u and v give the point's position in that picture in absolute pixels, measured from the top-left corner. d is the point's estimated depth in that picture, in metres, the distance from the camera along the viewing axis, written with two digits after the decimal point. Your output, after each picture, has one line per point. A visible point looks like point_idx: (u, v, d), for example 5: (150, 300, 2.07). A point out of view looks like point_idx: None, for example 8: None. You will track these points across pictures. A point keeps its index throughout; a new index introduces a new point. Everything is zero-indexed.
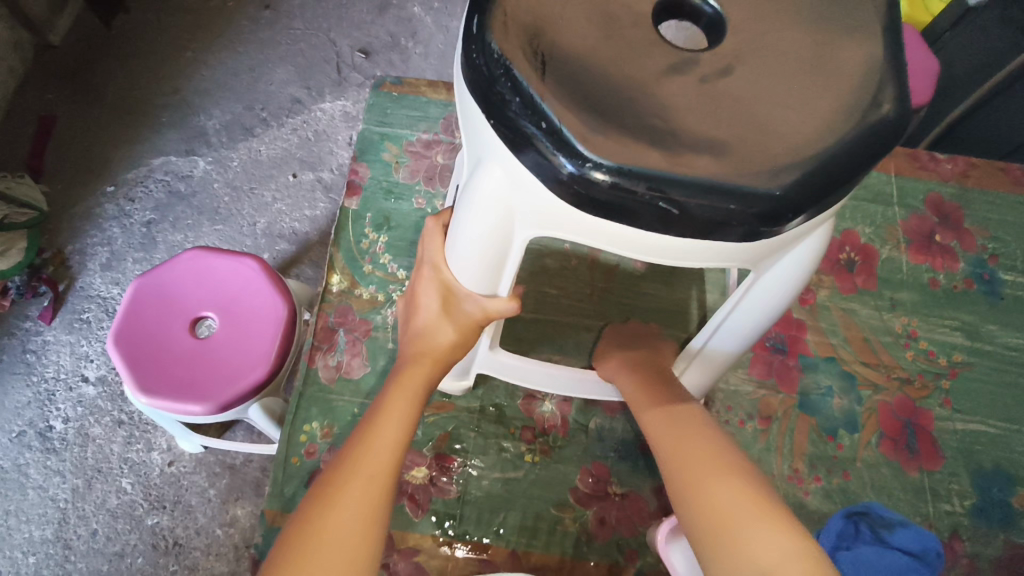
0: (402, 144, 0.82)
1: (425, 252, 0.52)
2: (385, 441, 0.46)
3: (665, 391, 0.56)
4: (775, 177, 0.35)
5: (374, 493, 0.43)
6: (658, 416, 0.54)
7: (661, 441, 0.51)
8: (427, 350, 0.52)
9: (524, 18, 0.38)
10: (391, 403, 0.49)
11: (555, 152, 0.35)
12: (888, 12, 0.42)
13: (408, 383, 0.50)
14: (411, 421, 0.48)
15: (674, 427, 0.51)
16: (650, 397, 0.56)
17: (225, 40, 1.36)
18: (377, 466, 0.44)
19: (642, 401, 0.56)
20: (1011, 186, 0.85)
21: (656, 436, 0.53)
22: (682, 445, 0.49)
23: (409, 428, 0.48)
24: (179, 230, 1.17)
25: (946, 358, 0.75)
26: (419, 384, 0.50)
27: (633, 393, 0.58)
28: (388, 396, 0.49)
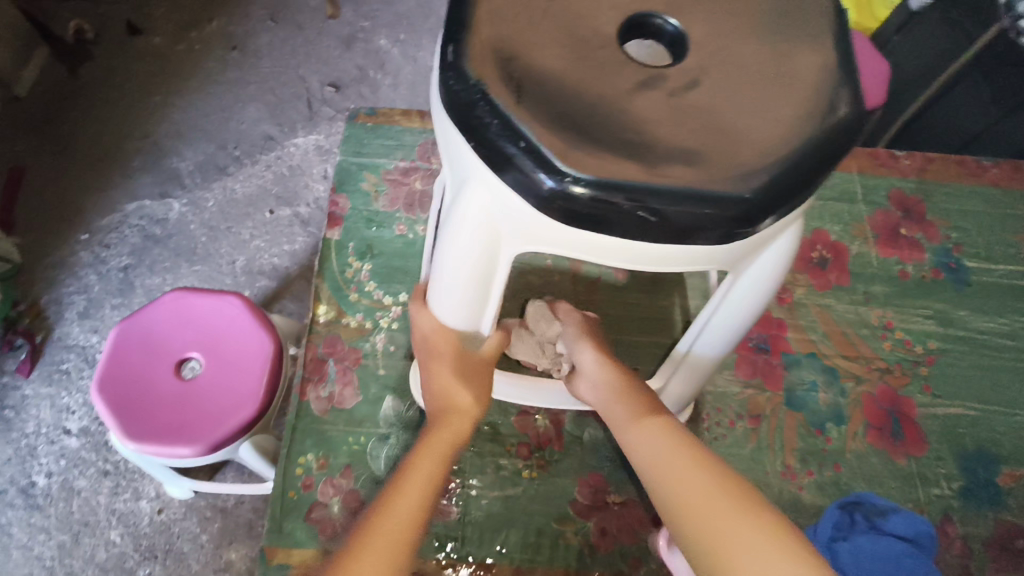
0: (380, 173, 0.83)
1: (421, 325, 0.55)
2: (401, 501, 0.46)
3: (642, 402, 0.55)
4: (745, 180, 0.37)
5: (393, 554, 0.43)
6: (645, 431, 0.51)
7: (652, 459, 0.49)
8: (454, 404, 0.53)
9: (496, 45, 0.40)
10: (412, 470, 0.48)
11: (535, 170, 0.36)
12: (836, 21, 0.45)
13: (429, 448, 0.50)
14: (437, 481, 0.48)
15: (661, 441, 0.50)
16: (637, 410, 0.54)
17: (194, 82, 1.37)
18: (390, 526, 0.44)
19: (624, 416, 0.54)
20: (967, 177, 0.89)
21: (644, 450, 0.50)
22: (677, 463, 0.47)
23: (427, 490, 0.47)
24: (157, 273, 1.16)
25: (922, 346, 0.77)
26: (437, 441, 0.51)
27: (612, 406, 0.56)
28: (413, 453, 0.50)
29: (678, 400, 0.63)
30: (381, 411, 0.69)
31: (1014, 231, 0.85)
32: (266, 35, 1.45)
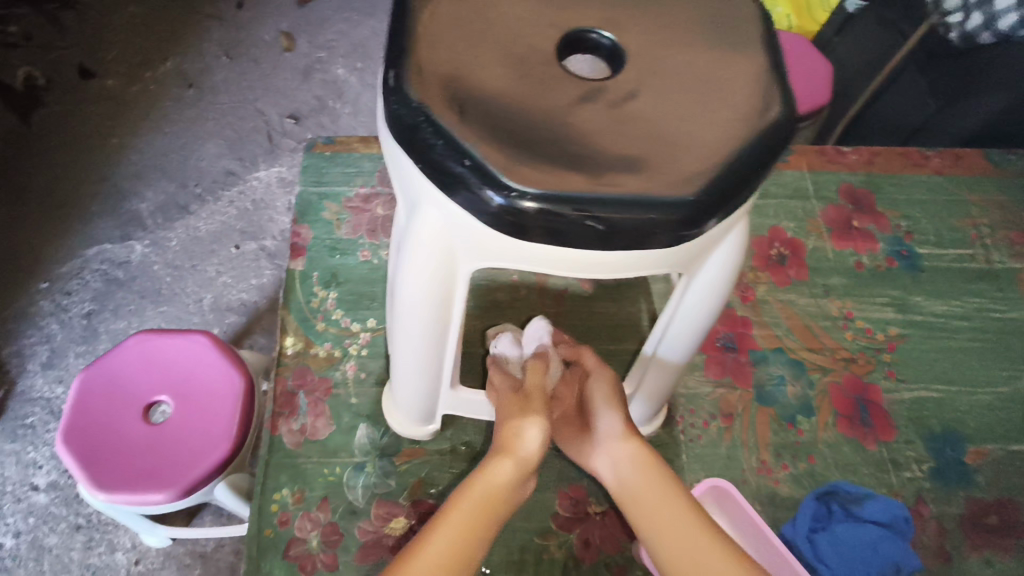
0: (341, 201, 0.83)
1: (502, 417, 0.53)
2: None
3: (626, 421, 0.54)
4: (687, 183, 0.38)
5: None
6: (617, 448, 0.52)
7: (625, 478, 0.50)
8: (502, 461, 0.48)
9: (437, 68, 0.40)
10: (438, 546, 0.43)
11: (483, 187, 0.37)
12: (764, 27, 0.46)
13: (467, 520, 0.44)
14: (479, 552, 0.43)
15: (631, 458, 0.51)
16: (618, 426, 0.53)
17: (151, 122, 1.36)
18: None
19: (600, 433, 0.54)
20: (912, 167, 0.92)
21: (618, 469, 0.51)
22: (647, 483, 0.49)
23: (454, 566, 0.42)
24: (122, 317, 1.14)
25: (883, 333, 0.79)
26: (478, 501, 0.45)
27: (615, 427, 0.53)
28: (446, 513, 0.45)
29: (651, 403, 0.64)
30: (355, 440, 0.68)
31: (960, 216, 0.89)
32: (221, 71, 1.44)
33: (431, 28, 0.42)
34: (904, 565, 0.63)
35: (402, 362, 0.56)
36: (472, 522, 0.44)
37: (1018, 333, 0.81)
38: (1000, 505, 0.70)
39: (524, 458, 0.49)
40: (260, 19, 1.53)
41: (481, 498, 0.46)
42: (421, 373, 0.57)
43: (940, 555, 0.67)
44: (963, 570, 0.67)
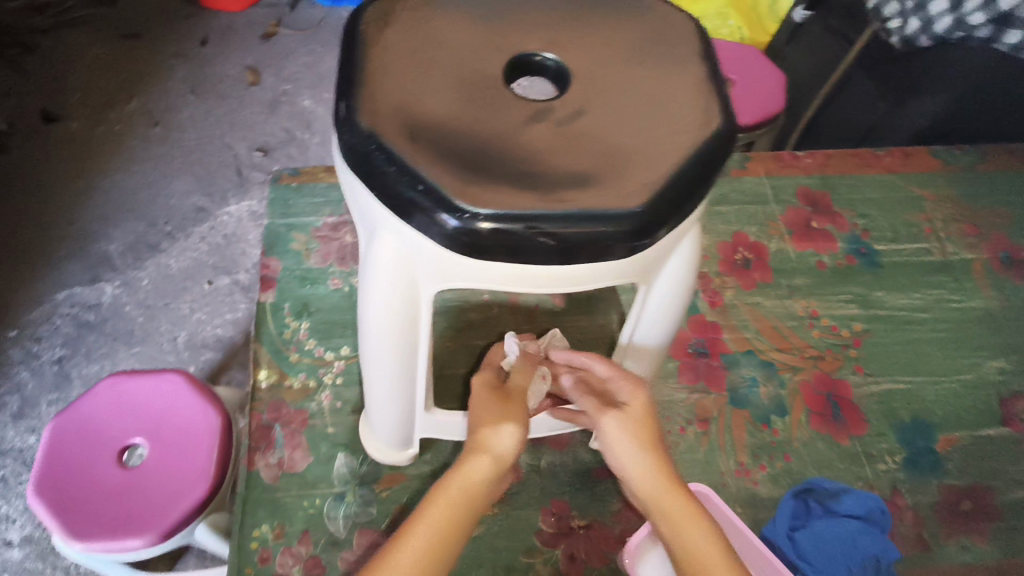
0: (309, 231, 0.84)
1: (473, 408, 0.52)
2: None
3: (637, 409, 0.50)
4: (636, 195, 0.39)
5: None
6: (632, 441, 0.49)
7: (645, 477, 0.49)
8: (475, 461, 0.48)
9: (388, 97, 0.41)
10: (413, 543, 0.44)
11: (436, 210, 0.37)
12: (703, 42, 0.48)
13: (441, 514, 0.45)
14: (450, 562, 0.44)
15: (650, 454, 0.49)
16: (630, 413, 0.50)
17: (117, 163, 1.35)
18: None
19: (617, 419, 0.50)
20: (865, 168, 0.95)
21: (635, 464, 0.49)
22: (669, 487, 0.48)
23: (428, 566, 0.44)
24: (94, 361, 1.12)
25: (849, 329, 0.81)
26: (450, 507, 0.46)
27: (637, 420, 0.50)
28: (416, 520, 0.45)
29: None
30: (334, 470, 0.68)
31: (914, 211, 0.92)
32: (187, 108, 1.44)
33: (381, 60, 0.43)
34: (884, 558, 0.64)
35: (374, 388, 0.56)
36: (447, 529, 0.45)
37: (977, 321, 0.84)
38: (972, 490, 0.72)
39: (498, 456, 0.48)
40: (224, 54, 1.53)
41: (457, 492, 0.46)
42: (393, 398, 0.57)
43: (919, 544, 0.68)
44: (942, 557, 0.68)
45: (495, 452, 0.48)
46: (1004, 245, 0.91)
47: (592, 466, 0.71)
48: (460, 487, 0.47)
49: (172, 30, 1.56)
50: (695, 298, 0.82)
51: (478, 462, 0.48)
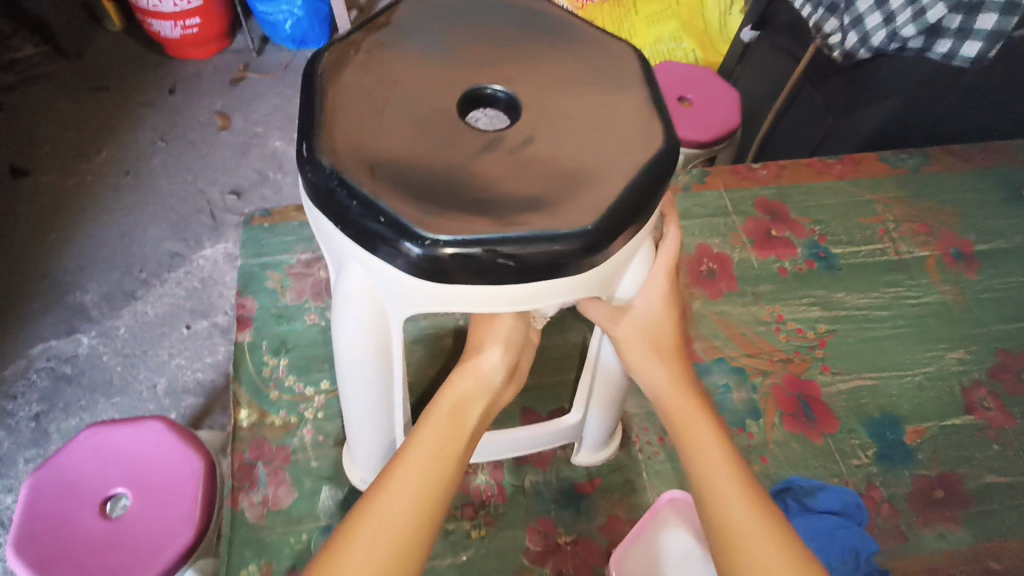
0: (284, 269, 0.85)
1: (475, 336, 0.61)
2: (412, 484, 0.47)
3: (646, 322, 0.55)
4: (586, 215, 0.41)
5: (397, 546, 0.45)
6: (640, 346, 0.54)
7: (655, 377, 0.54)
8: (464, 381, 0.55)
9: (347, 136, 0.44)
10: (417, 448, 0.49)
11: (399, 239, 0.39)
12: (642, 67, 0.52)
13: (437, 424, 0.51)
14: (450, 469, 0.49)
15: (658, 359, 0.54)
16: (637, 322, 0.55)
17: (88, 214, 1.35)
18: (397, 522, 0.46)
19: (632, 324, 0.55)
20: (818, 176, 0.99)
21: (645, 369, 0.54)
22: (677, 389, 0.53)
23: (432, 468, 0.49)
24: (72, 414, 1.11)
25: (814, 331, 0.84)
26: (443, 423, 0.51)
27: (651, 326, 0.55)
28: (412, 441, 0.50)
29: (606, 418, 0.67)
30: (319, 504, 0.68)
31: (866, 215, 0.96)
32: (158, 156, 1.46)
33: (339, 100, 0.46)
34: (864, 552, 0.64)
35: (353, 417, 0.57)
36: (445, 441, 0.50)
37: (934, 315, 0.87)
38: (943, 478, 0.74)
39: (487, 374, 0.56)
40: (193, 101, 1.55)
41: (448, 408, 0.52)
42: (373, 426, 0.58)
43: (897, 535, 0.70)
44: (920, 546, 0.70)
45: (485, 371, 0.56)
46: (954, 241, 0.95)
47: (576, 481, 0.71)
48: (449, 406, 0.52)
49: (141, 80, 1.58)
50: None
51: (469, 380, 0.55)
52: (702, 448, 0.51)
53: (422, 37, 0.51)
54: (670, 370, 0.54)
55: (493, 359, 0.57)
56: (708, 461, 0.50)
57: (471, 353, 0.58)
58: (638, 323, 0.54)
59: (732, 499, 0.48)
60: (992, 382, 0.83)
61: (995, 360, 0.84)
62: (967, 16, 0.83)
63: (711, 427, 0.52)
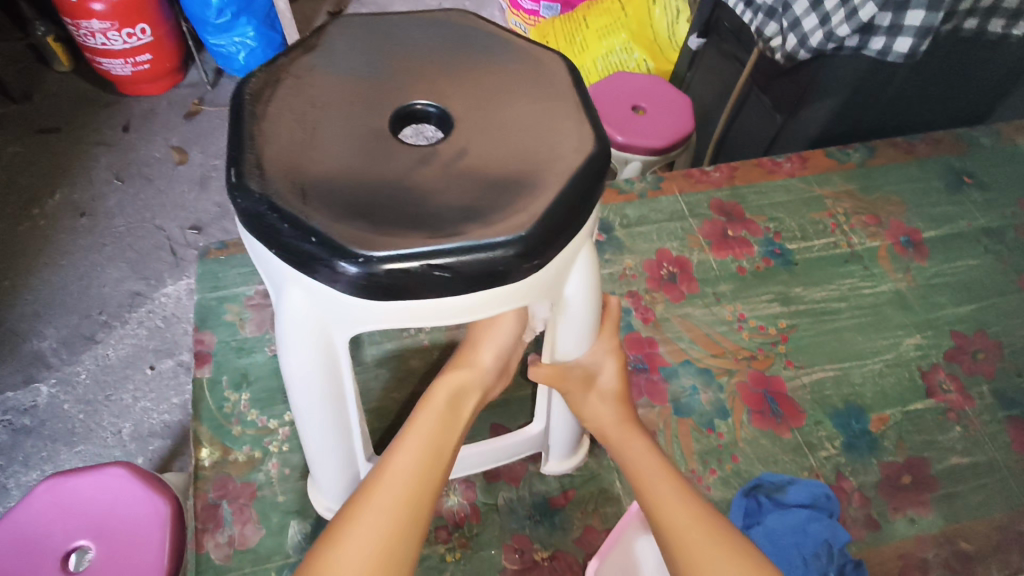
0: (242, 301, 0.83)
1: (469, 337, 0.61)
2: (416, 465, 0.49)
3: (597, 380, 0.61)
4: (521, 221, 0.41)
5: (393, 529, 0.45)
6: (595, 404, 0.61)
7: (605, 419, 0.60)
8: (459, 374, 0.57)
9: (277, 161, 0.43)
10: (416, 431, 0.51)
11: (333, 258, 0.39)
12: (574, 77, 0.52)
13: (434, 410, 0.53)
14: (446, 459, 0.50)
15: (611, 404, 0.61)
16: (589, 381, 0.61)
17: (43, 258, 1.32)
18: (394, 506, 0.46)
19: (585, 387, 0.60)
20: (769, 175, 1.02)
21: (599, 418, 0.60)
22: (623, 425, 0.60)
23: (433, 454, 0.50)
24: (33, 467, 1.07)
25: (775, 327, 0.85)
26: (437, 415, 0.53)
27: (615, 387, 0.62)
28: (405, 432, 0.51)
29: (568, 421, 0.67)
30: (288, 540, 0.66)
31: (818, 210, 0.98)
32: (113, 194, 1.43)
33: (269, 126, 0.45)
34: (835, 543, 0.67)
35: (311, 445, 0.56)
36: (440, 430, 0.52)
37: (889, 303, 0.89)
38: (910, 464, 0.75)
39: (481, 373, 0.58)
40: (147, 137, 1.53)
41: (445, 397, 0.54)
42: (331, 451, 0.57)
43: (869, 524, 0.71)
44: (893, 533, 0.70)
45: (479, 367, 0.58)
46: (903, 230, 0.98)
47: (549, 494, 0.71)
48: (447, 395, 0.55)
49: (92, 119, 1.55)
50: (628, 317, 0.85)
51: (463, 374, 0.57)
52: (655, 478, 0.55)
53: (355, 60, 0.51)
54: (619, 407, 0.61)
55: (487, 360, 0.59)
56: (648, 470, 0.56)
57: (464, 350, 0.60)
58: (591, 380, 0.61)
59: (685, 514, 0.52)
60: (949, 364, 0.85)
61: (951, 344, 0.87)
62: (897, 13, 0.85)
63: (649, 447, 0.58)
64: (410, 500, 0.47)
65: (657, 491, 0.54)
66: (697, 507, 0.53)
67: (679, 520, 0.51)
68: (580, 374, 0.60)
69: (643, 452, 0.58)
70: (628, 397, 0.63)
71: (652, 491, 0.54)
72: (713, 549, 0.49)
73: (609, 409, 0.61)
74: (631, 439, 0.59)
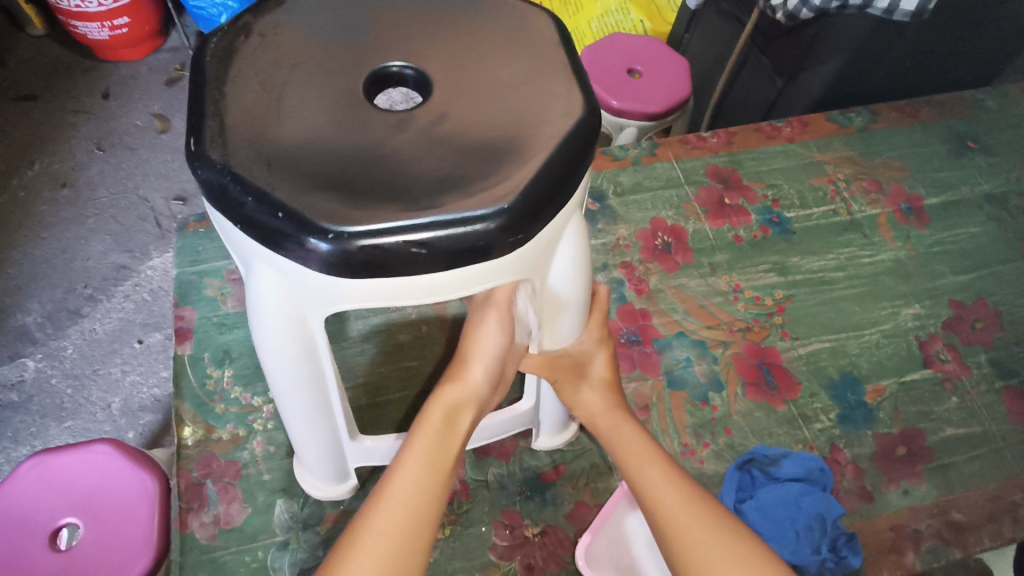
0: (223, 275, 0.81)
1: (460, 347, 0.56)
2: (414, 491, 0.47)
3: (585, 368, 0.60)
4: (504, 191, 0.38)
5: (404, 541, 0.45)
6: (589, 392, 0.59)
7: (595, 407, 0.59)
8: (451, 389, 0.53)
9: (241, 129, 0.40)
10: (409, 456, 0.49)
11: (303, 235, 0.36)
12: (562, 35, 0.49)
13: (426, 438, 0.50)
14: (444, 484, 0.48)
15: (604, 393, 0.59)
16: (579, 371, 0.59)
17: (25, 230, 1.28)
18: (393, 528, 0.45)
19: (576, 378, 0.59)
20: (767, 140, 0.98)
21: (591, 409, 0.59)
22: (615, 413, 0.58)
23: (430, 485, 0.48)
24: (23, 442, 1.06)
25: (771, 298, 0.83)
26: (435, 434, 0.50)
27: (605, 377, 0.60)
28: (383, 489, 0.47)
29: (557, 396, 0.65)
30: (274, 519, 0.65)
31: (817, 176, 0.95)
32: (94, 164, 1.38)
33: (232, 90, 0.42)
34: (828, 516, 0.65)
35: (293, 426, 0.55)
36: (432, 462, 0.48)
37: (888, 272, 0.88)
38: (905, 435, 0.74)
39: (474, 387, 0.53)
40: (128, 104, 1.48)
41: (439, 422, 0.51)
42: (313, 431, 0.55)
43: (863, 495, 0.70)
44: (886, 504, 0.70)
45: (471, 385, 0.53)
46: (904, 197, 0.95)
47: (540, 470, 0.70)
48: (441, 413, 0.51)
49: (71, 85, 1.50)
50: (621, 289, 0.83)
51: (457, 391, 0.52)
52: (647, 463, 0.54)
53: (327, 18, 0.48)
54: (611, 393, 0.60)
55: (479, 373, 0.53)
56: (638, 454, 0.55)
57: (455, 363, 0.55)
58: (577, 368, 0.59)
59: (678, 497, 0.51)
60: (948, 334, 0.83)
61: (950, 313, 0.85)
62: None
63: (638, 431, 0.57)
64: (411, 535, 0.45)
65: (648, 474, 0.53)
66: (688, 489, 0.52)
67: (672, 505, 0.51)
68: (569, 363, 0.59)
69: (631, 436, 0.57)
70: (618, 386, 0.61)
71: (642, 476, 0.53)
72: (700, 531, 0.49)
73: (599, 399, 0.59)
74: (620, 424, 0.58)
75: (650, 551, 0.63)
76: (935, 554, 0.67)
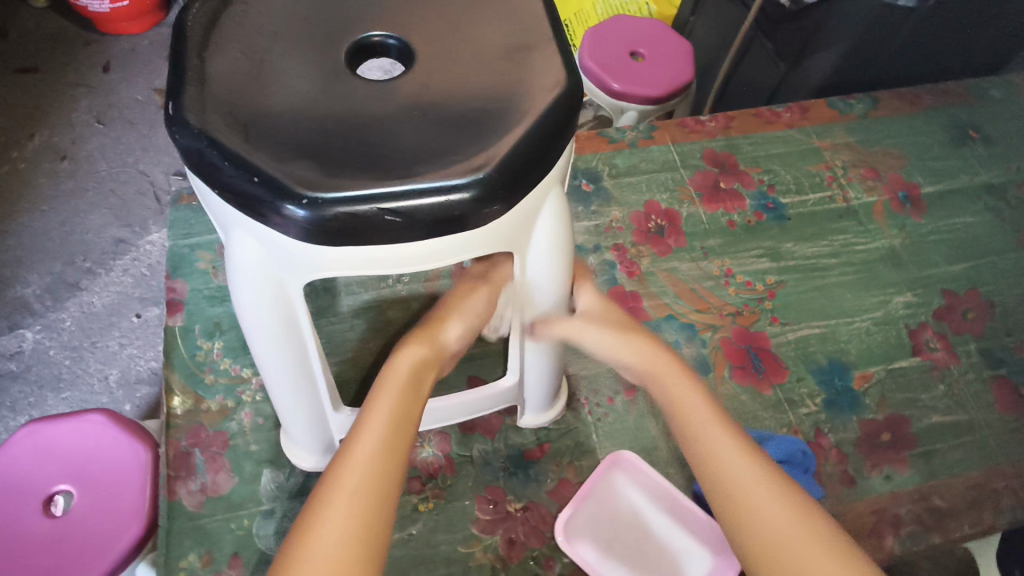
0: (215, 249, 0.81)
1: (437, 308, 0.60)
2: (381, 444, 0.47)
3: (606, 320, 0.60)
4: (480, 162, 0.38)
5: (372, 497, 0.45)
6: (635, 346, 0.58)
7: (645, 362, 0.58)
8: (421, 346, 0.55)
9: (220, 96, 0.40)
10: (376, 409, 0.50)
11: (279, 202, 0.36)
12: (549, 8, 0.48)
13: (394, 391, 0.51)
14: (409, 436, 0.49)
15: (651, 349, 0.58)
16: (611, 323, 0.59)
17: (24, 202, 1.29)
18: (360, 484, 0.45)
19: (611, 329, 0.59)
20: (766, 125, 0.98)
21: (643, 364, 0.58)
22: (670, 370, 0.57)
23: (398, 440, 0.48)
24: (21, 412, 1.07)
25: (762, 283, 0.83)
26: (405, 387, 0.52)
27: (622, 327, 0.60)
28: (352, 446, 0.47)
29: (539, 373, 0.65)
30: (261, 488, 0.66)
31: (815, 162, 0.95)
32: (94, 138, 1.38)
33: (213, 57, 0.42)
34: None
35: (278, 396, 0.55)
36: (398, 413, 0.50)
37: (882, 260, 0.87)
38: (890, 422, 0.75)
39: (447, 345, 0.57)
40: (128, 78, 1.47)
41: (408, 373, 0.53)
42: (297, 401, 0.56)
43: (845, 480, 0.71)
44: (868, 488, 0.70)
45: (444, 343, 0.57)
46: (901, 185, 0.94)
47: (525, 447, 0.70)
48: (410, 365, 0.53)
49: (71, 58, 1.49)
50: (612, 271, 0.83)
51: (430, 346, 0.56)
52: (708, 424, 0.53)
53: None
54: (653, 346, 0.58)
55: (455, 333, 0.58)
56: (697, 413, 0.54)
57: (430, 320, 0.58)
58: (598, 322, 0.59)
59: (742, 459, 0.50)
60: (938, 323, 0.83)
61: (942, 302, 0.85)
62: None
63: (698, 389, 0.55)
64: (380, 488, 0.46)
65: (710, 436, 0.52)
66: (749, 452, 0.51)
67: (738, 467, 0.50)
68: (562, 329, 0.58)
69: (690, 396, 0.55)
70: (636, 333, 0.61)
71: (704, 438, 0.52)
72: (764, 492, 0.48)
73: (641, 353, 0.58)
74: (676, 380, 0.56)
75: (652, 503, 0.66)
76: (913, 539, 0.68)
